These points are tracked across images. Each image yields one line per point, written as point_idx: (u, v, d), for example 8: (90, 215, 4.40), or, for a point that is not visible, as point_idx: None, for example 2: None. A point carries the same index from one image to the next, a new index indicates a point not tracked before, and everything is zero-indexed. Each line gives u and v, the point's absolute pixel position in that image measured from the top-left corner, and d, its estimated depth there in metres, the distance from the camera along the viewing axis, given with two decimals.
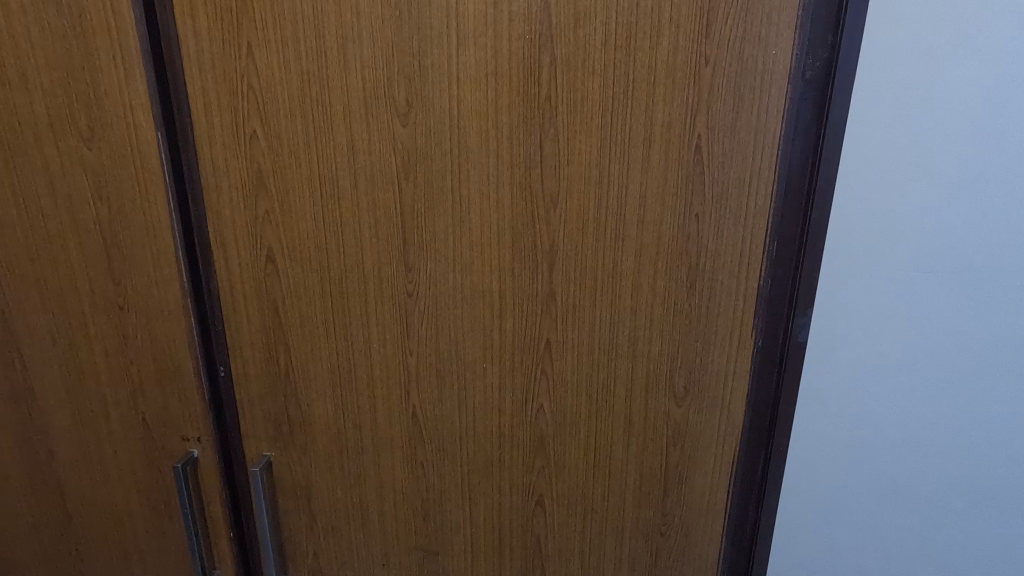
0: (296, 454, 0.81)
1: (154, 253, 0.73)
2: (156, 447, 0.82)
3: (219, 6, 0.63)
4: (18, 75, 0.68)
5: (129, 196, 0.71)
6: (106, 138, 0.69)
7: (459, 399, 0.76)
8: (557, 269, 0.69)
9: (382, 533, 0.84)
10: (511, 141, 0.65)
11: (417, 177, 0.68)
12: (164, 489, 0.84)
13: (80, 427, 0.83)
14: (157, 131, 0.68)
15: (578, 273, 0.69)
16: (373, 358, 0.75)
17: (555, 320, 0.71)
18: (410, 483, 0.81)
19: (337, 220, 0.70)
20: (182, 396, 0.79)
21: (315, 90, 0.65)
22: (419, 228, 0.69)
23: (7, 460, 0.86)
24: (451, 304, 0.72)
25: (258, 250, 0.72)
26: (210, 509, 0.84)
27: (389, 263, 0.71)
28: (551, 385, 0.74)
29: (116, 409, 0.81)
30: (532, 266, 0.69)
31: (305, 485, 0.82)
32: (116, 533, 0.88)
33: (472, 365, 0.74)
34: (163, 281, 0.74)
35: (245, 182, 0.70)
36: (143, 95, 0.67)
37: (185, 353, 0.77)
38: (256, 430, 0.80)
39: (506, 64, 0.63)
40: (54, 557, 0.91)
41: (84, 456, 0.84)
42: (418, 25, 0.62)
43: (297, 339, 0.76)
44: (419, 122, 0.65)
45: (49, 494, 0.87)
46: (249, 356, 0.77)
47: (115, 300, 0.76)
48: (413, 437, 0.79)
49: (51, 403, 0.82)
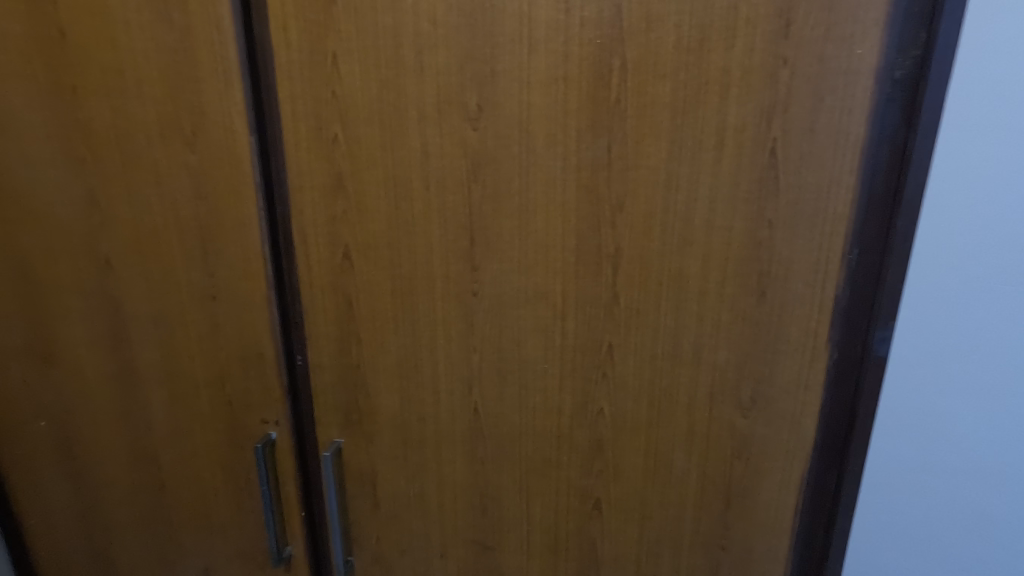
0: (362, 442, 0.85)
1: (245, 248, 0.79)
2: (238, 428, 0.89)
3: (308, 20, 0.68)
4: (133, 85, 0.76)
5: (224, 195, 0.78)
6: (207, 142, 0.76)
7: (520, 398, 0.77)
8: (621, 273, 0.69)
9: (440, 524, 0.86)
10: (579, 144, 0.66)
11: (485, 180, 0.69)
12: (244, 467, 0.91)
13: (175, 405, 0.91)
14: (250, 136, 0.74)
15: (643, 278, 0.69)
16: (438, 353, 0.78)
17: (618, 324, 0.71)
18: (469, 477, 0.83)
19: (408, 220, 0.73)
20: (263, 381, 0.85)
21: (393, 96, 0.69)
22: (486, 229, 0.71)
23: (110, 432, 0.95)
24: (514, 304, 0.74)
25: (336, 247, 0.76)
26: (284, 488, 0.90)
27: (456, 262, 0.73)
28: (612, 389, 0.74)
29: (205, 390, 0.88)
30: (596, 269, 0.70)
31: (370, 472, 0.86)
32: (203, 505, 0.95)
33: (533, 365, 0.76)
34: (251, 274, 0.80)
35: (326, 183, 0.74)
36: (239, 102, 0.73)
37: (267, 342, 0.83)
38: (328, 417, 0.85)
39: (576, 69, 0.63)
40: (147, 523, 0.99)
41: (177, 433, 0.92)
42: (491, 32, 0.64)
43: (368, 333, 0.79)
44: (489, 126, 0.67)
45: (146, 465, 0.96)
46: (323, 347, 0.82)
47: (208, 290, 0.83)
48: (474, 433, 0.81)
49: (150, 383, 0.91)
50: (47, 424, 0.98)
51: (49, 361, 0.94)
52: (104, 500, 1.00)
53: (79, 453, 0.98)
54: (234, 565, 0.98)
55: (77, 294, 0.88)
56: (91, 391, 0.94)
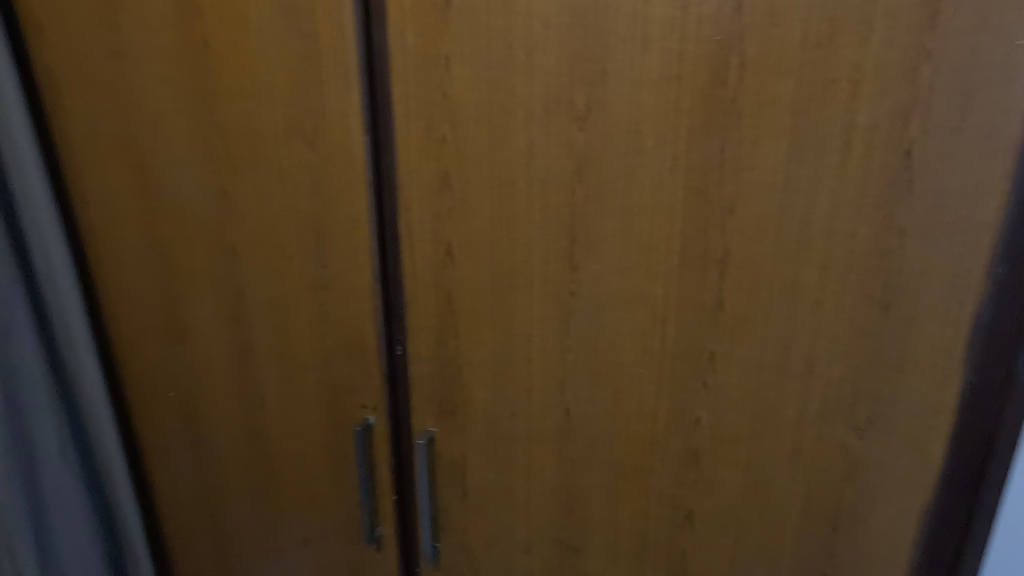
0: (454, 433, 0.87)
1: (355, 241, 0.84)
2: (340, 411, 0.94)
3: (425, 24, 0.71)
4: (262, 87, 0.82)
5: (338, 191, 0.82)
6: (325, 141, 0.81)
7: (613, 401, 0.77)
8: (729, 278, 0.67)
9: (526, 519, 0.87)
10: (689, 145, 0.64)
11: (589, 181, 0.69)
12: (344, 448, 0.96)
13: (284, 385, 0.97)
14: (365, 136, 0.78)
15: (752, 285, 0.66)
16: (533, 351, 0.79)
17: (722, 332, 0.69)
18: (557, 475, 0.83)
19: (510, 219, 0.74)
20: (366, 368, 0.90)
21: (502, 97, 0.70)
22: (588, 229, 0.71)
23: (226, 406, 1.04)
24: (612, 306, 0.73)
25: (439, 243, 0.79)
26: (379, 470, 0.94)
27: (556, 261, 0.74)
28: (712, 399, 0.72)
29: (312, 373, 0.94)
30: (701, 274, 0.68)
31: (460, 463, 0.88)
32: (306, 479, 1.02)
33: (629, 369, 0.74)
34: (359, 265, 0.85)
35: (433, 181, 0.77)
36: (357, 104, 0.77)
37: (370, 331, 0.87)
38: (423, 407, 0.88)
39: (691, 67, 0.62)
40: (254, 492, 1.08)
41: (285, 411, 0.99)
42: (603, 32, 0.64)
43: (465, 327, 0.82)
44: (596, 127, 0.67)
45: (255, 439, 1.04)
46: (422, 338, 0.85)
47: (319, 280, 0.88)
48: (564, 432, 0.81)
49: (264, 363, 0.98)
50: (174, 395, 1.07)
51: (178, 339, 1.03)
52: (219, 468, 1.09)
53: (199, 424, 1.08)
54: (330, 538, 1.04)
55: (204, 279, 0.96)
56: (211, 369, 1.02)
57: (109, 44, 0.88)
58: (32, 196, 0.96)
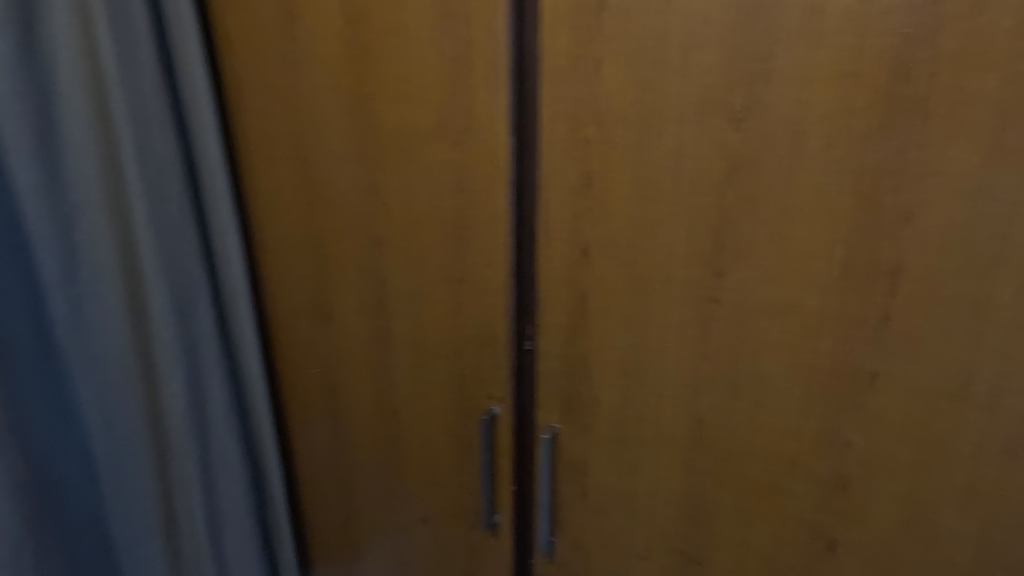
0: (578, 432, 0.87)
1: (492, 238, 0.87)
2: (467, 399, 0.98)
3: (577, 26, 0.72)
4: (416, 90, 0.87)
5: (480, 189, 0.86)
6: (471, 141, 0.85)
7: (753, 416, 0.73)
8: (902, 293, 0.62)
9: (647, 526, 0.86)
10: (860, 149, 0.61)
11: (742, 184, 0.67)
12: (468, 435, 1.01)
13: (416, 371, 1.03)
14: (510, 136, 0.81)
15: (929, 302, 0.61)
16: (667, 356, 0.77)
17: (887, 351, 0.64)
18: (684, 485, 0.81)
19: (652, 221, 0.73)
20: (495, 359, 0.93)
21: (652, 97, 0.69)
22: (737, 234, 0.68)
23: (361, 387, 1.12)
24: (759, 315, 0.70)
25: (575, 243, 0.79)
26: (500, 460, 0.98)
27: (699, 266, 0.72)
28: (870, 423, 0.67)
29: (443, 361, 0.99)
30: (868, 288, 0.64)
31: (582, 462, 0.88)
32: (430, 461, 1.07)
33: (775, 383, 0.71)
34: (494, 261, 0.88)
35: (573, 181, 0.77)
36: (504, 106, 0.80)
37: (500, 325, 0.90)
38: (547, 404, 0.89)
39: (872, 63, 0.59)
40: (380, 468, 1.15)
41: (416, 394, 1.05)
42: (769, 28, 0.62)
43: (597, 327, 0.81)
44: (753, 128, 0.65)
45: (385, 419, 1.11)
46: (552, 336, 0.86)
47: (456, 274, 0.93)
48: (694, 442, 0.79)
49: (399, 349, 1.04)
50: (316, 373, 1.17)
51: (325, 321, 1.12)
52: (351, 443, 1.17)
53: (337, 400, 1.16)
54: (449, 520, 1.09)
55: (352, 268, 1.05)
56: (352, 351, 1.11)
57: (286, 53, 0.99)
58: (215, 185, 1.06)
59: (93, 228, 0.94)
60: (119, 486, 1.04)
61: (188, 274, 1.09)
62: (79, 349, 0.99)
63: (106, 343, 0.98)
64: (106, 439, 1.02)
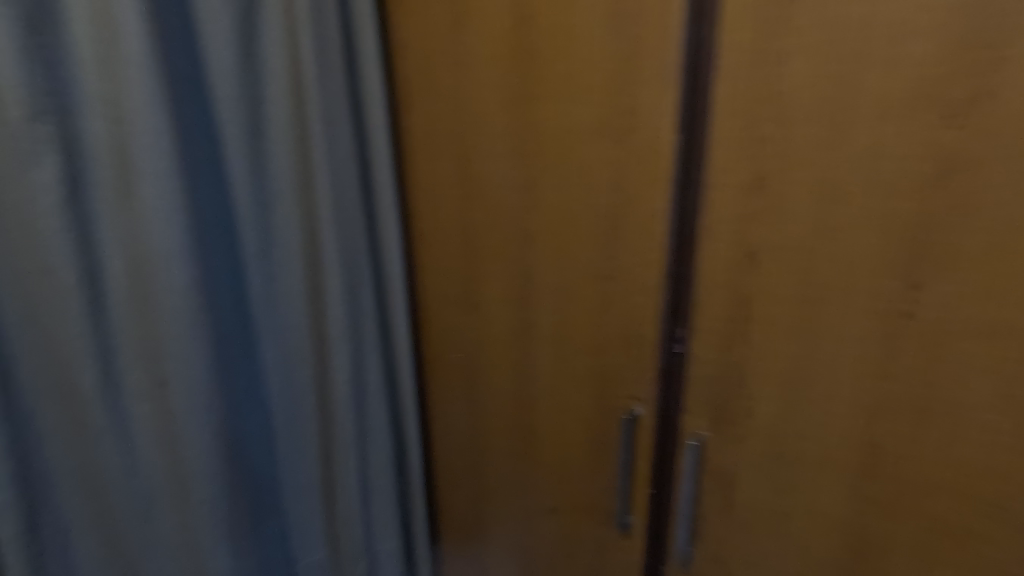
0: (728, 443, 0.84)
1: (648, 236, 0.86)
2: (608, 397, 0.99)
3: (763, 18, 0.69)
4: (579, 88, 0.89)
5: (639, 187, 0.85)
6: (634, 139, 0.84)
7: (944, 449, 0.68)
8: None
9: (800, 550, 0.81)
10: None
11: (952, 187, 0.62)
12: (607, 433, 1.01)
13: (558, 364, 1.05)
14: (676, 134, 0.79)
15: None
16: (843, 370, 0.73)
17: None
18: (850, 513, 0.76)
19: (835, 226, 0.70)
20: (642, 360, 0.92)
21: (845, 93, 0.66)
22: (943, 245, 0.64)
23: (502, 375, 1.16)
24: (963, 331, 0.65)
25: (742, 246, 0.77)
26: (639, 462, 0.97)
27: (892, 277, 0.68)
28: None
29: (586, 357, 1.00)
30: None
31: (730, 475, 0.85)
32: (564, 455, 1.09)
33: (972, 415, 0.66)
34: (649, 261, 0.87)
35: (744, 181, 0.74)
36: (671, 103, 0.79)
37: (649, 325, 0.89)
38: (694, 410, 0.87)
39: None
40: (514, 455, 1.19)
41: (555, 388, 1.07)
42: (1003, 15, 0.57)
43: (758, 335, 0.78)
44: (974, 124, 0.60)
45: (523, 409, 1.14)
46: (707, 341, 0.83)
47: (606, 271, 0.93)
48: (868, 468, 0.74)
49: (541, 342, 1.07)
50: (458, 358, 1.24)
51: (471, 309, 1.18)
52: (486, 428, 1.23)
53: (475, 386, 1.22)
54: (579, 514, 1.10)
55: (501, 260, 1.09)
56: (495, 340, 1.16)
57: (453, 55, 1.05)
58: (382, 180, 1.17)
59: (284, 214, 1.07)
60: (291, 442, 1.17)
61: (357, 258, 1.19)
62: (269, 320, 1.11)
63: (290, 314, 1.11)
64: (284, 400, 1.15)
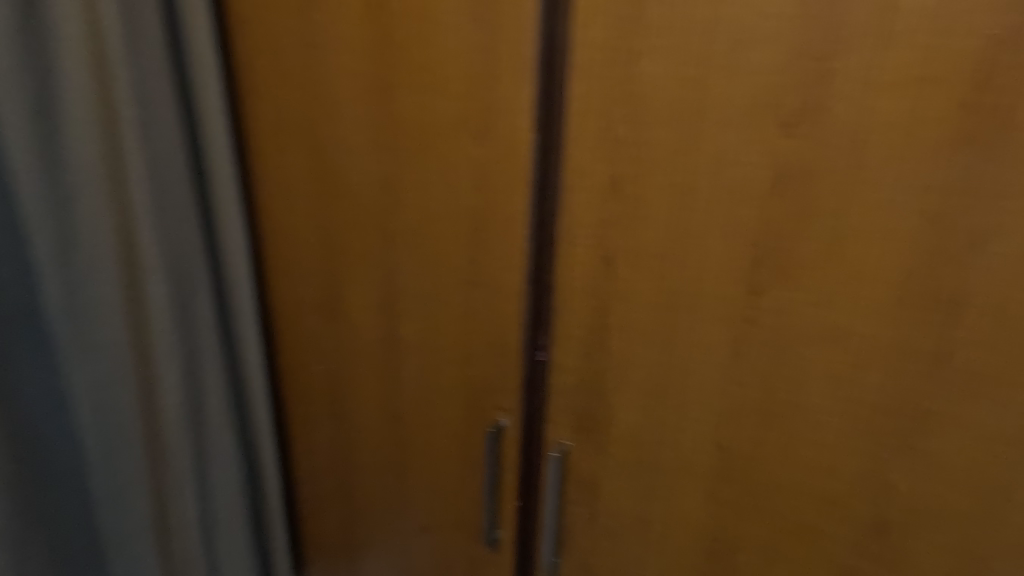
0: (590, 450, 0.82)
1: (511, 242, 0.81)
2: (473, 407, 0.93)
3: (616, 16, 0.66)
4: (435, 80, 0.81)
5: (502, 190, 0.80)
6: (495, 139, 0.78)
7: (792, 466, 0.68)
8: (955, 353, 0.58)
9: (660, 555, 0.81)
10: (926, 164, 0.55)
11: (792, 196, 0.61)
12: (473, 444, 0.95)
13: (427, 375, 0.97)
14: (534, 133, 0.75)
15: (984, 366, 0.57)
16: (701, 391, 0.72)
17: (919, 417, 0.60)
18: (708, 532, 0.76)
19: (684, 233, 0.68)
20: (506, 370, 0.87)
21: (696, 97, 0.63)
22: (779, 252, 0.63)
23: (368, 386, 1.06)
24: (799, 340, 0.64)
25: (598, 252, 0.74)
26: (505, 476, 0.93)
27: (732, 283, 0.66)
28: (911, 505, 0.63)
29: (453, 368, 0.93)
30: (928, 336, 0.58)
31: (594, 482, 0.83)
32: (433, 471, 1.02)
33: (806, 434, 0.67)
34: (508, 268, 0.82)
35: (601, 186, 0.71)
36: (529, 99, 0.74)
37: (512, 335, 0.85)
38: (560, 418, 0.83)
39: (948, 64, 0.52)
40: (383, 472, 1.09)
41: (419, 400, 0.99)
42: (834, 23, 0.56)
43: (619, 340, 0.75)
44: (808, 134, 0.59)
45: (392, 421, 1.05)
46: (569, 349, 0.80)
47: (468, 276, 0.87)
48: (716, 482, 0.74)
49: (406, 348, 0.98)
50: (320, 368, 1.12)
51: (331, 318, 1.07)
52: (354, 444, 1.12)
53: (339, 401, 1.11)
54: (450, 532, 1.03)
55: (359, 260, 0.99)
56: (358, 348, 1.05)
57: (301, 35, 0.92)
58: (220, 173, 1.03)
59: (88, 211, 0.91)
60: (110, 480, 1.01)
61: (189, 260, 1.06)
62: (79, 334, 0.95)
63: (104, 326, 0.95)
64: (98, 430, 0.99)
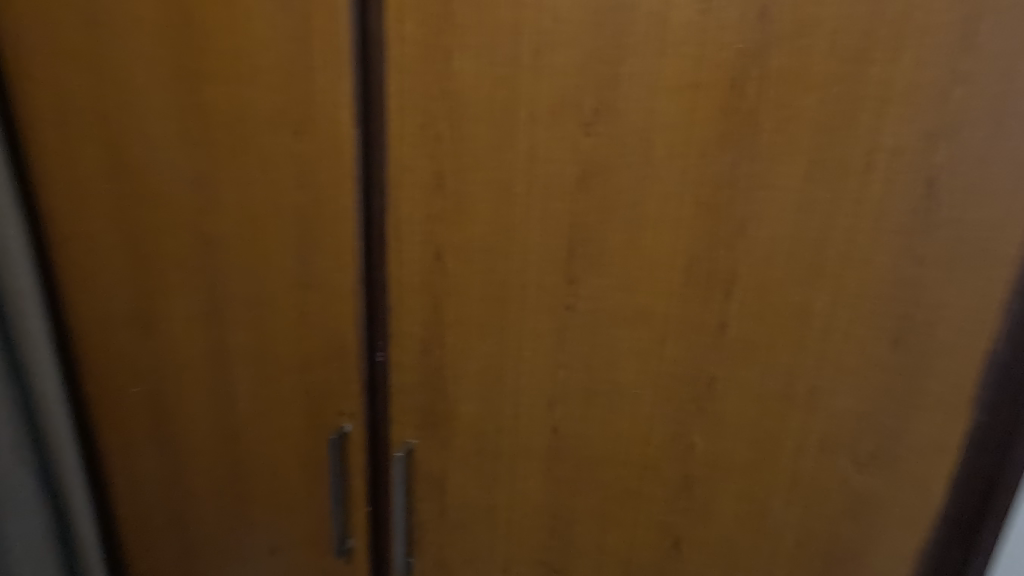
0: (435, 445, 0.82)
1: (340, 241, 0.78)
2: (314, 415, 0.88)
3: (427, 13, 0.66)
4: (246, 70, 0.75)
5: (327, 187, 0.76)
6: (317, 135, 0.75)
7: (614, 437, 0.74)
8: (733, 324, 0.66)
9: (506, 538, 0.83)
10: (700, 160, 0.62)
11: (596, 189, 0.66)
12: (317, 454, 0.90)
13: (261, 386, 0.90)
14: (356, 128, 0.73)
15: (756, 334, 0.66)
16: (531, 377, 0.75)
17: (710, 382, 0.69)
18: (547, 509, 0.80)
19: (506, 226, 0.70)
20: (345, 374, 0.84)
21: (506, 96, 0.66)
22: (589, 242, 0.68)
23: (196, 404, 0.96)
24: (612, 322, 0.70)
25: (428, 248, 0.74)
26: (352, 482, 0.90)
27: (552, 273, 0.70)
28: (710, 459, 0.71)
29: (289, 377, 0.88)
30: (713, 312, 0.66)
31: (440, 476, 0.83)
32: (275, 488, 0.95)
33: (623, 407, 0.73)
34: (340, 269, 0.79)
35: (426, 182, 0.72)
36: (348, 93, 0.72)
37: (349, 336, 0.82)
38: (403, 417, 0.82)
39: (711, 72, 0.60)
40: (220, 496, 1.00)
41: (254, 414, 0.92)
42: (619, 31, 0.61)
43: (454, 334, 0.76)
44: (604, 132, 0.64)
45: (226, 440, 0.96)
46: (407, 347, 0.79)
47: (298, 278, 0.82)
48: (551, 461, 0.78)
49: (235, 359, 0.91)
50: (134, 391, 0.99)
51: (145, 333, 0.95)
52: (184, 470, 1.01)
53: (162, 425, 0.99)
54: (299, 549, 0.98)
55: (173, 266, 0.89)
56: (179, 364, 0.95)
57: (81, 11, 0.80)
58: None
59: None
60: None
61: None
62: None
63: None
64: None
